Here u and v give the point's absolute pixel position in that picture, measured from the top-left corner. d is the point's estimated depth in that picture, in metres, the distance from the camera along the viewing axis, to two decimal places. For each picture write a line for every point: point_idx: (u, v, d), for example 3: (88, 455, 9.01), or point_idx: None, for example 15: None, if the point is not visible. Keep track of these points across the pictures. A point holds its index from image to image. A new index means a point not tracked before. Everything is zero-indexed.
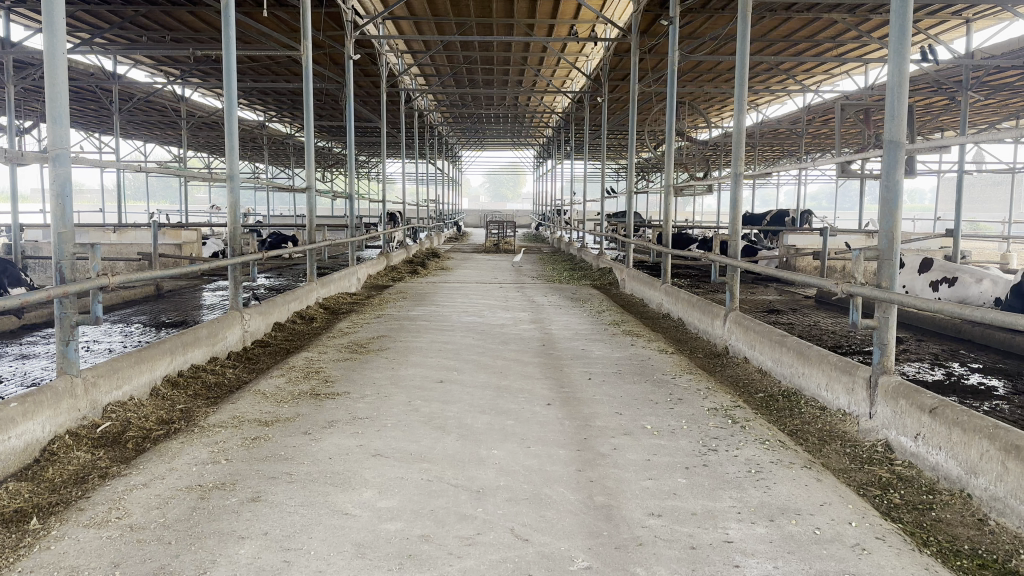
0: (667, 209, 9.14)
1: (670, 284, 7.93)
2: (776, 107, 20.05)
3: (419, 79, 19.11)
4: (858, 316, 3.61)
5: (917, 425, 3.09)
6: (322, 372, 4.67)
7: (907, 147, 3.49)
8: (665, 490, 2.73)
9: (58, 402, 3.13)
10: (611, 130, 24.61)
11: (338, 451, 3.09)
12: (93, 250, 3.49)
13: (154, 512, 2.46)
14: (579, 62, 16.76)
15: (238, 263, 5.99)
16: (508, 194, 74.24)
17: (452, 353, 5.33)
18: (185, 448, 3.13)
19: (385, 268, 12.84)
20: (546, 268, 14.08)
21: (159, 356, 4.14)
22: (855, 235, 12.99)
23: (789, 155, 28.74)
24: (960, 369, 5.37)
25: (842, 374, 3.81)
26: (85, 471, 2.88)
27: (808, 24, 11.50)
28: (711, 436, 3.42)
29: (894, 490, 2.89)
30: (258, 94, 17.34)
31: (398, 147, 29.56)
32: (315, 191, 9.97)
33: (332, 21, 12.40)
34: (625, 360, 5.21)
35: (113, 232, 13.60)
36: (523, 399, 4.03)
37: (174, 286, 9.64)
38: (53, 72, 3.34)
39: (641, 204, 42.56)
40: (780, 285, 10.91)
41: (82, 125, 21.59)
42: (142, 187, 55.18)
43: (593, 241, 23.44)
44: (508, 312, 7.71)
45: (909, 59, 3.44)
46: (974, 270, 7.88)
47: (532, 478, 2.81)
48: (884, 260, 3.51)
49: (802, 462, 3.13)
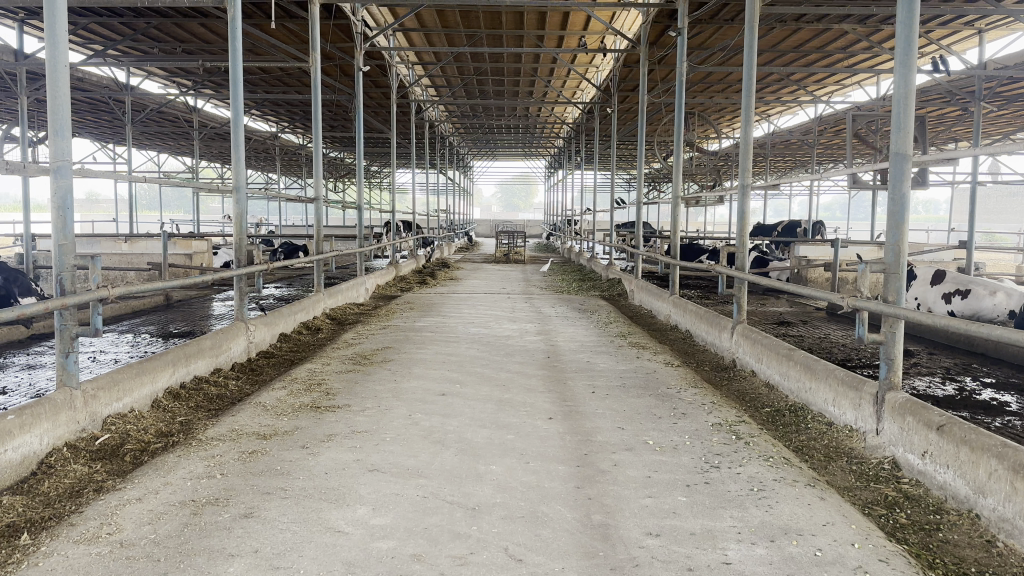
0: (675, 220, 9.08)
1: (678, 296, 7.86)
2: (787, 117, 19.96)
3: (429, 91, 19.22)
4: (864, 331, 3.54)
5: (925, 442, 3.02)
6: (324, 384, 4.65)
7: (914, 159, 3.43)
8: (664, 509, 2.67)
9: (57, 414, 3.13)
10: (621, 141, 24.62)
11: (335, 465, 3.06)
12: (93, 261, 3.50)
13: (145, 528, 2.44)
14: (589, 73, 16.79)
15: (244, 274, 6.00)
16: (519, 204, 74.45)
17: (456, 365, 5.30)
18: (181, 462, 3.11)
19: (393, 279, 12.86)
20: (555, 278, 14.02)
21: (161, 368, 4.14)
22: (867, 246, 12.86)
23: (801, 166, 28.62)
24: (972, 384, 5.26)
25: (849, 390, 3.74)
26: (81, 484, 2.87)
27: (818, 35, 11.44)
28: (715, 453, 3.36)
29: (901, 510, 2.82)
30: (270, 105, 17.50)
31: (409, 158, 29.75)
32: (323, 202, 10.00)
33: (342, 33, 12.50)
34: (629, 373, 5.15)
35: (125, 242, 13.73)
36: (524, 413, 3.98)
37: (183, 296, 9.69)
38: (55, 84, 3.37)
39: (652, 215, 42.54)
40: (791, 297, 10.80)
41: (96, 135, 21.87)
42: (156, 198, 55.82)
43: (604, 251, 23.38)
44: (514, 324, 7.68)
45: (915, 71, 3.40)
46: (987, 282, 7.75)
47: (529, 495, 2.77)
48: (891, 273, 3.44)
49: (805, 479, 3.06)
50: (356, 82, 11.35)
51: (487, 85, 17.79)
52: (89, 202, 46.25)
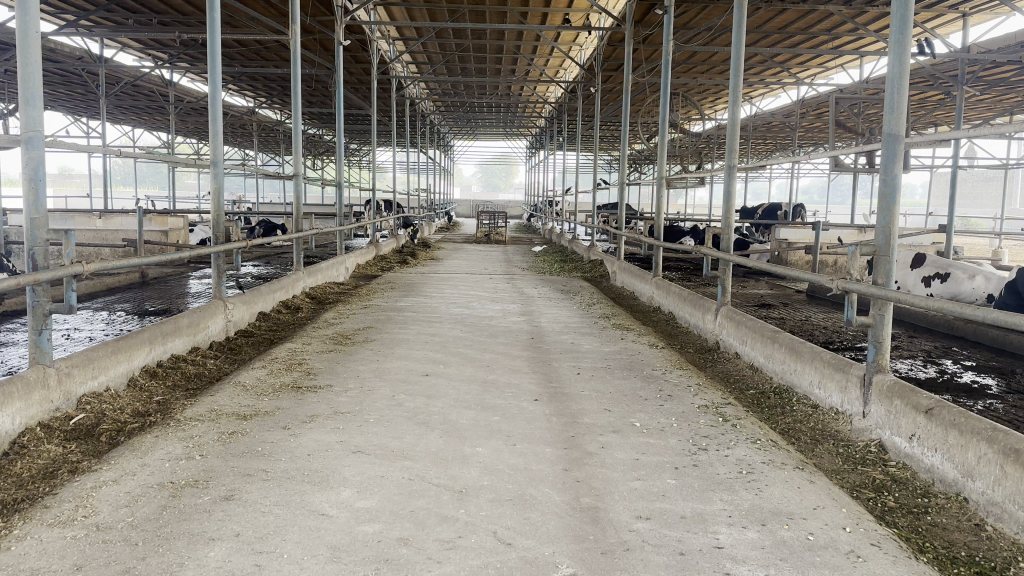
0: (659, 201, 9.01)
1: (661, 277, 7.84)
2: (769, 100, 20.01)
3: (411, 67, 18.90)
4: (852, 313, 3.53)
5: (912, 426, 3.03)
6: (305, 364, 4.56)
7: (906, 140, 3.40)
8: (654, 491, 2.65)
9: (30, 393, 3.01)
10: (604, 121, 24.50)
11: (318, 447, 2.98)
12: (67, 236, 3.34)
13: (122, 511, 2.35)
14: (573, 51, 16.64)
15: (222, 251, 5.84)
16: (500, 184, 74.11)
17: (440, 345, 5.24)
18: (159, 442, 3.02)
19: (374, 258, 12.69)
20: (537, 259, 13.97)
21: (137, 346, 4.00)
22: (847, 230, 12.96)
23: (782, 149, 28.73)
24: (952, 367, 5.32)
25: (834, 372, 3.75)
26: (54, 465, 2.77)
27: (804, 16, 11.40)
28: (702, 435, 3.34)
29: (889, 493, 2.83)
30: (247, 79, 17.08)
31: (390, 135, 29.34)
32: (303, 178, 9.79)
33: (322, 6, 12.25)
34: (614, 354, 5.13)
35: (99, 218, 13.40)
36: (509, 394, 3.93)
37: (159, 274, 9.48)
38: (25, 50, 3.18)
39: (633, 196, 42.71)
40: (772, 280, 10.86)
41: (68, 108, 21.24)
42: (129, 174, 54.54)
43: (585, 233, 23.35)
44: (497, 304, 7.61)
45: (910, 51, 3.36)
46: (966, 266, 7.86)
47: (517, 478, 2.72)
48: (881, 256, 3.43)
49: (794, 462, 3.06)
50: (337, 57, 11.07)
51: (470, 63, 17.54)
52: (61, 177, 45.15)
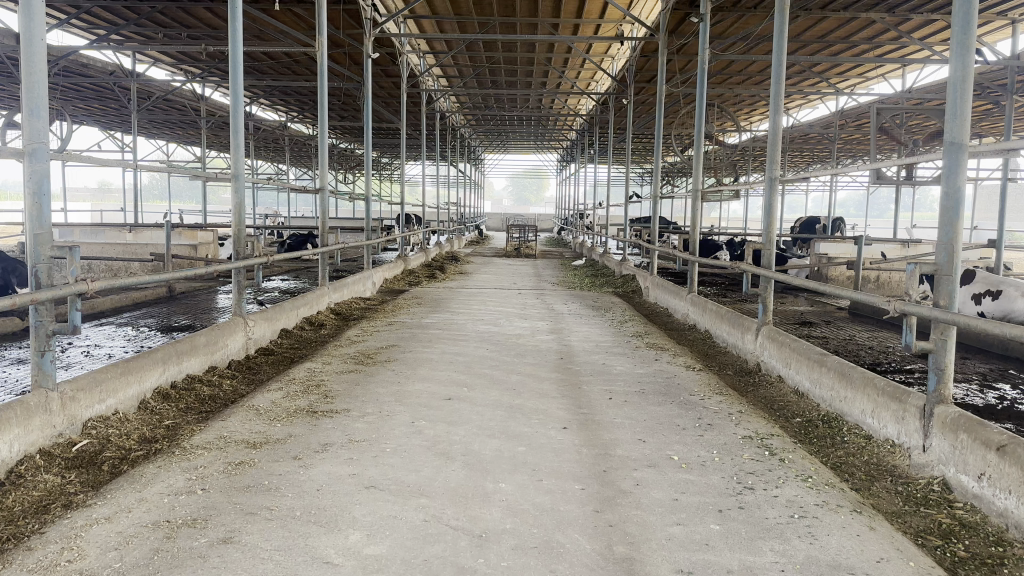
0: (695, 214, 8.59)
1: (696, 294, 7.52)
2: (807, 111, 19.59)
3: (442, 81, 18.94)
4: (911, 337, 3.19)
5: (982, 463, 2.69)
6: (323, 386, 4.35)
7: (971, 149, 3.08)
8: (696, 540, 2.37)
9: (29, 418, 2.85)
10: (636, 134, 24.26)
11: (327, 481, 2.77)
12: (72, 252, 3.12)
13: (111, 555, 2.16)
14: (604, 63, 16.51)
15: (243, 267, 5.68)
16: (531, 198, 74.36)
17: (465, 366, 5.00)
18: (160, 474, 2.83)
19: (402, 272, 12.60)
20: (568, 274, 13.75)
21: (149, 366, 3.85)
22: (889, 244, 12.47)
23: (821, 159, 27.94)
24: (1012, 393, 4.90)
25: (891, 401, 3.41)
26: (50, 498, 2.60)
27: (843, 25, 11.10)
28: (747, 471, 3.04)
29: (959, 541, 2.49)
30: (279, 93, 17.26)
31: (420, 149, 29.53)
32: (329, 191, 9.67)
33: (351, 19, 12.27)
34: (649, 376, 4.85)
35: (129, 232, 13.53)
36: (536, 422, 3.67)
37: (187, 288, 9.49)
38: (29, 59, 3.05)
39: (667, 209, 42.38)
40: (810, 296, 10.47)
41: (103, 122, 21.67)
42: (166, 187, 55.98)
43: (617, 247, 22.97)
44: (525, 322, 7.34)
45: (974, 52, 3.05)
46: (1020, 282, 7.35)
47: (543, 521, 2.47)
48: (942, 276, 3.11)
49: (851, 505, 2.74)
50: (366, 70, 11.02)
51: (499, 76, 17.48)
52: (100, 191, 46.24)
